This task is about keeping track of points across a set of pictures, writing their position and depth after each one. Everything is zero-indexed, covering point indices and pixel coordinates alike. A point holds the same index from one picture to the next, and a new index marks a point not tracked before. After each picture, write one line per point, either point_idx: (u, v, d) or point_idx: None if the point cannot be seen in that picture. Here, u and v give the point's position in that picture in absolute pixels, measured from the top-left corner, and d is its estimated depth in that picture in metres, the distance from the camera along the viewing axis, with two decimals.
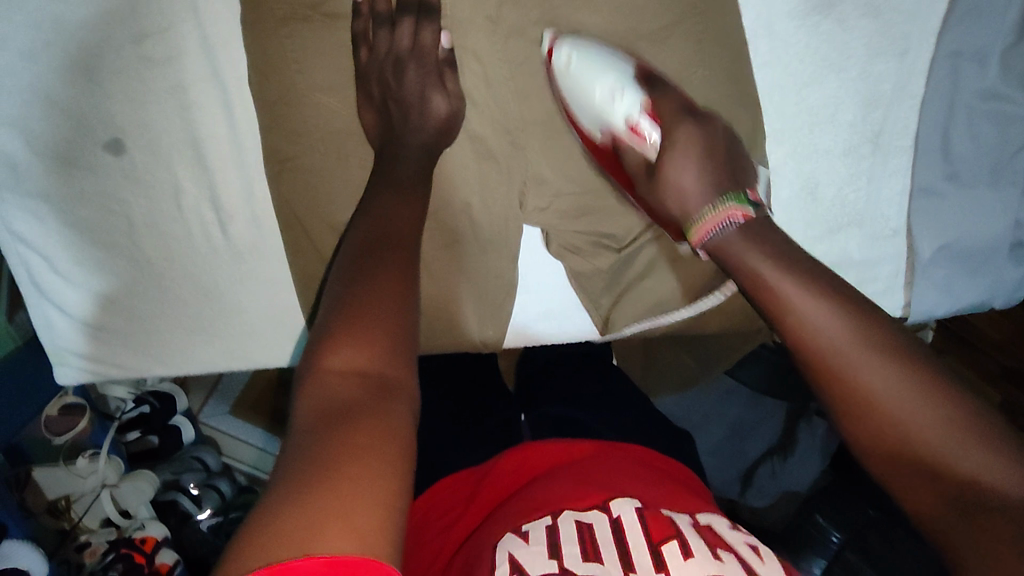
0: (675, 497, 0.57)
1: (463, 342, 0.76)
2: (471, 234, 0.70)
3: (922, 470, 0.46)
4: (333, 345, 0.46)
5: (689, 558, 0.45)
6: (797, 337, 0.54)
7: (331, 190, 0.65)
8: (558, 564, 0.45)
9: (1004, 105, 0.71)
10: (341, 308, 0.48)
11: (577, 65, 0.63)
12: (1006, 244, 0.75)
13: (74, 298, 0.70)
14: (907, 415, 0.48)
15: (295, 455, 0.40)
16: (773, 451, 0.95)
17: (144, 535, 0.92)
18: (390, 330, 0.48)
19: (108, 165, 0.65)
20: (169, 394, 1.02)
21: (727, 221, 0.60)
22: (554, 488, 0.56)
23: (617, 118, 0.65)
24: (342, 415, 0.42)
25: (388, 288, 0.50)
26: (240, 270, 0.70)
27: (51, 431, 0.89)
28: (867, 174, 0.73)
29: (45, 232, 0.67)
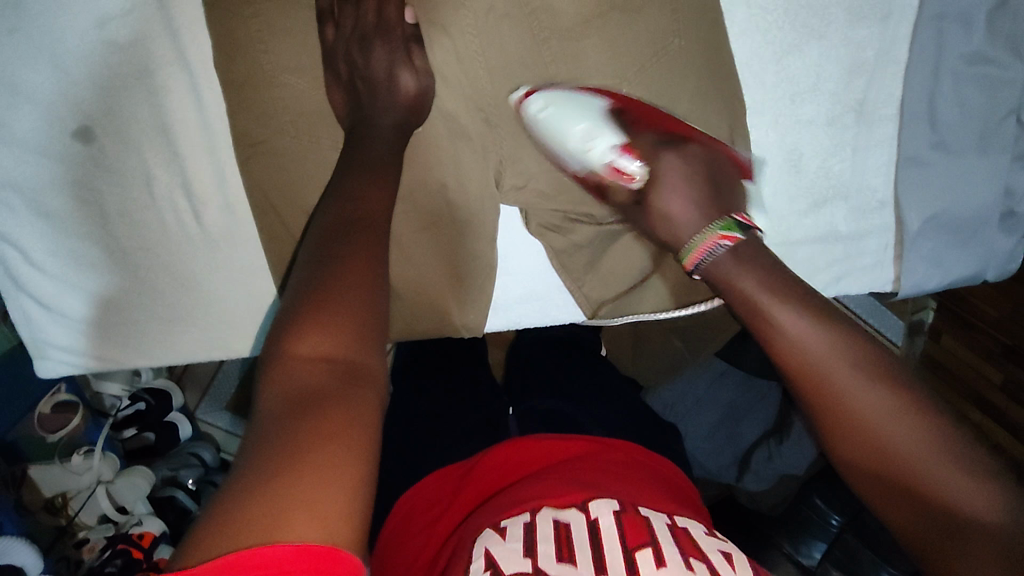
0: (652, 498, 0.56)
1: (445, 325, 0.76)
2: (449, 215, 0.69)
3: (908, 488, 0.45)
4: (303, 331, 0.45)
5: (661, 568, 0.44)
6: (777, 344, 0.53)
7: (303, 173, 0.64)
8: (532, 562, 0.45)
9: (991, 68, 0.69)
10: (306, 295, 0.47)
11: (551, 114, 0.64)
12: (995, 214, 0.74)
13: (49, 289, 0.69)
14: (882, 430, 0.47)
15: (260, 444, 0.39)
16: (769, 435, 0.97)
17: (141, 531, 0.93)
18: (362, 314, 0.47)
19: (79, 154, 0.64)
20: (164, 391, 1.03)
21: (716, 247, 0.59)
22: (537, 487, 0.55)
23: (598, 161, 0.67)
24: (296, 411, 0.40)
25: (357, 272, 0.49)
26: (217, 258, 0.70)
27: (45, 429, 0.93)
28: (851, 144, 0.72)
29: (19, 224, 0.66)
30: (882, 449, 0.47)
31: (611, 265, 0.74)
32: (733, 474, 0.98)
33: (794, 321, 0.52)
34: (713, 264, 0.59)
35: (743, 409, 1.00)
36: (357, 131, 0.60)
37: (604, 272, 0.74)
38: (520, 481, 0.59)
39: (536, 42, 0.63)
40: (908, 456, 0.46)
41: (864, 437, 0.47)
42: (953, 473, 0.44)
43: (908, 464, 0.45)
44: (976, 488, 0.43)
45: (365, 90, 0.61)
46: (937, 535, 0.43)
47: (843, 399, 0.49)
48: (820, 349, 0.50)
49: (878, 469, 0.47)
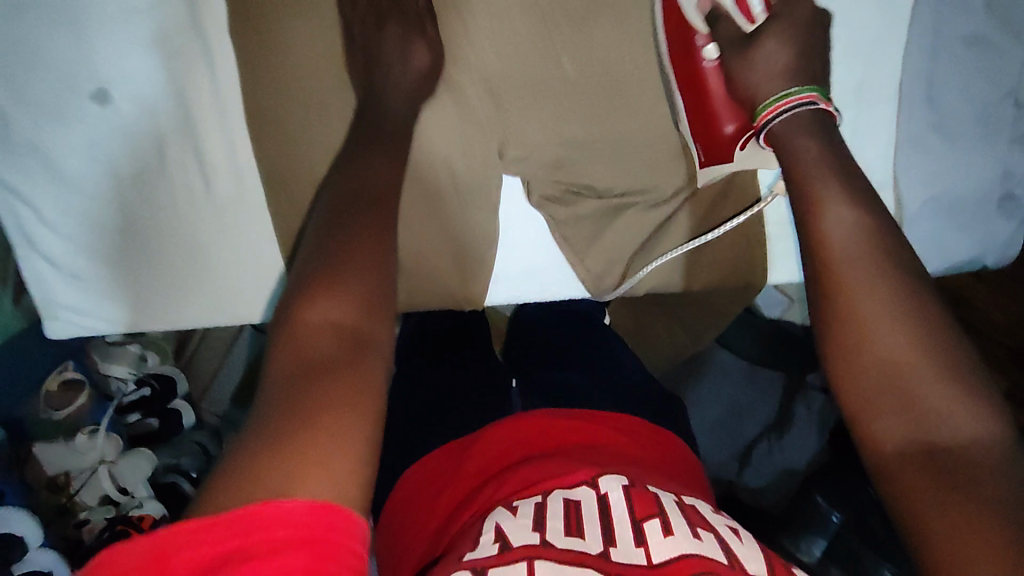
0: (659, 480, 0.56)
1: (447, 297, 0.77)
2: (452, 188, 0.71)
3: (907, 420, 0.46)
4: (308, 302, 0.44)
5: (669, 536, 0.46)
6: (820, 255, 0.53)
7: (309, 139, 0.66)
8: (540, 535, 0.45)
9: (988, 50, 0.70)
10: (323, 260, 0.47)
11: None
12: (994, 197, 0.75)
13: (60, 248, 0.71)
14: (900, 371, 0.47)
15: (263, 412, 0.39)
16: (769, 430, 1.02)
17: (142, 514, 0.95)
18: (368, 288, 0.46)
19: (94, 116, 0.66)
20: (170, 377, 1.08)
21: (809, 103, 0.59)
22: (547, 462, 0.56)
23: None
24: (298, 385, 0.40)
25: (363, 251, 0.48)
26: (224, 224, 0.71)
27: (52, 406, 0.98)
28: (851, 124, 0.72)
29: (34, 184, 0.68)
30: (885, 366, 0.48)
31: (612, 238, 0.75)
32: (734, 469, 1.02)
33: (829, 233, 0.54)
34: (795, 119, 0.59)
35: (746, 405, 1.05)
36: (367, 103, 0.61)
37: (604, 247, 0.75)
38: (528, 456, 0.59)
39: (540, 16, 0.65)
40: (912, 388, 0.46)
41: (875, 365, 0.48)
42: (948, 400, 0.45)
43: (907, 384, 0.47)
44: (974, 427, 0.44)
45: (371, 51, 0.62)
46: (919, 454, 0.45)
47: (857, 310, 0.50)
48: (853, 262, 0.52)
49: (883, 400, 0.47)
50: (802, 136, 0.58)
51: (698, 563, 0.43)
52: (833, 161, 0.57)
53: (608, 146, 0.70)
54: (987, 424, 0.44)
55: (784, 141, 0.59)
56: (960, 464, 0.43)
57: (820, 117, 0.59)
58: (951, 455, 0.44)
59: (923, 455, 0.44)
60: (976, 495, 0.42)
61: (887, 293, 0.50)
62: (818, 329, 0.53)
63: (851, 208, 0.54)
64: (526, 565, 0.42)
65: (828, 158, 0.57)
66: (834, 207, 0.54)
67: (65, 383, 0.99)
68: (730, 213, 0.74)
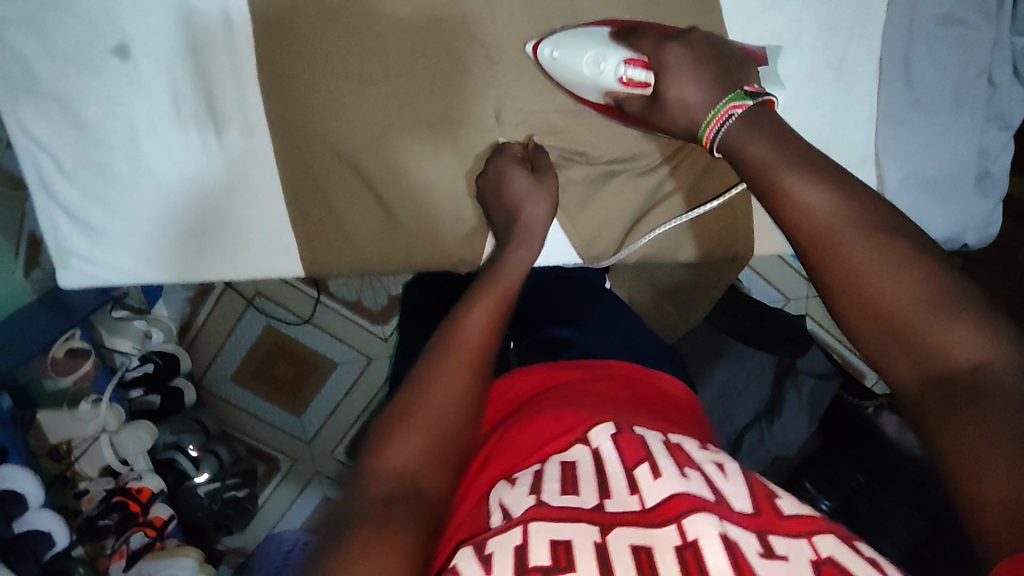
0: (647, 421, 0.52)
1: (443, 258, 0.80)
2: (451, 145, 0.74)
3: (915, 350, 0.46)
4: (390, 440, 0.47)
5: (659, 478, 0.42)
6: (796, 217, 0.52)
7: (321, 92, 0.71)
8: (537, 498, 0.42)
9: (961, 29, 0.74)
10: (409, 386, 0.51)
11: (560, 54, 0.67)
12: (971, 174, 0.78)
13: (76, 197, 0.74)
14: (897, 303, 0.47)
15: (344, 526, 0.42)
16: (760, 416, 0.99)
17: (140, 486, 1.06)
18: (444, 437, 0.48)
19: (114, 70, 0.70)
20: (173, 355, 1.14)
21: (729, 117, 0.58)
22: (532, 424, 0.51)
23: (610, 80, 0.66)
24: (359, 515, 0.42)
25: (440, 394, 0.50)
26: (233, 177, 0.75)
27: (57, 372, 0.99)
28: (832, 99, 0.75)
29: (56, 132, 0.72)
30: (884, 305, 0.47)
31: (602, 202, 0.79)
32: None
33: (793, 189, 0.53)
34: (727, 136, 0.58)
35: (738, 388, 1.00)
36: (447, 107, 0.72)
37: (594, 212, 0.79)
38: (516, 414, 0.55)
39: None
40: (910, 317, 0.46)
41: (872, 305, 0.48)
42: (953, 330, 0.44)
43: (910, 327, 0.46)
44: (982, 342, 0.44)
45: (394, 19, 0.69)
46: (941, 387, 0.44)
47: (850, 264, 0.49)
48: (835, 223, 0.50)
49: (887, 335, 0.47)
50: (749, 143, 0.56)
51: (686, 501, 0.40)
52: (788, 141, 0.56)
53: (598, 114, 0.74)
54: (997, 344, 0.43)
55: (735, 148, 0.57)
56: (983, 390, 0.42)
57: (752, 116, 0.58)
58: (971, 383, 0.43)
59: (939, 381, 0.44)
60: (1003, 418, 0.40)
61: (869, 241, 0.49)
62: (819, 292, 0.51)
63: (812, 176, 0.53)
64: (521, 530, 0.39)
65: (778, 155, 0.55)
66: (798, 181, 0.53)
67: (72, 352, 1.01)
68: (706, 196, 0.79)
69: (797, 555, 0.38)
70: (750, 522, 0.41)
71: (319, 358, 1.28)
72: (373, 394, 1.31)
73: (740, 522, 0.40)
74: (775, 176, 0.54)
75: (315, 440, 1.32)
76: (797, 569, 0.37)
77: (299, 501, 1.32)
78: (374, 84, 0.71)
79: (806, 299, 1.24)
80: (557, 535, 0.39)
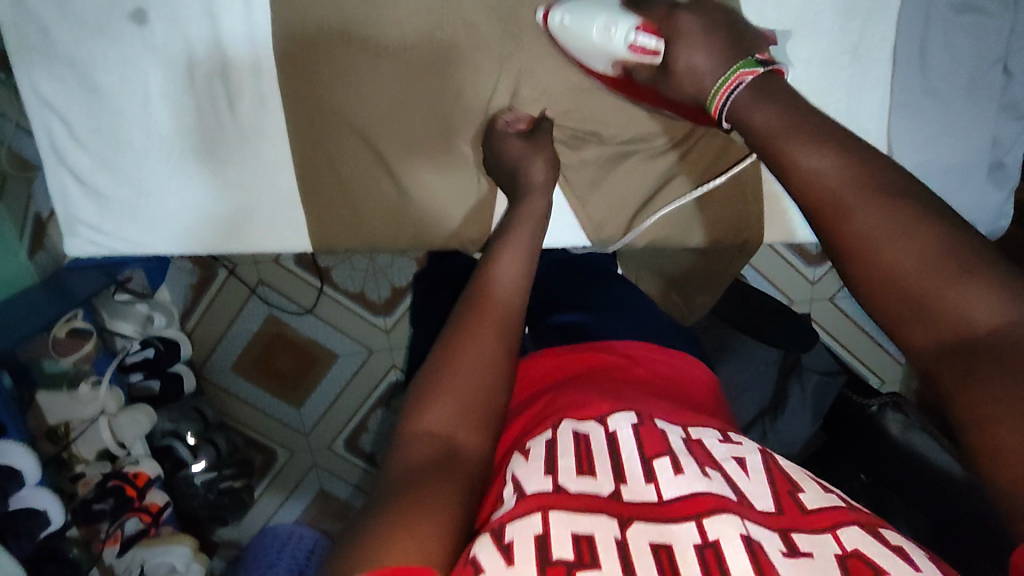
0: (669, 408, 0.50)
1: (451, 237, 0.81)
2: (462, 122, 0.74)
3: (925, 315, 0.41)
4: (424, 406, 0.46)
5: (680, 475, 0.40)
6: (799, 180, 0.48)
7: (336, 63, 0.70)
8: (552, 480, 0.39)
9: (978, 17, 0.73)
10: (438, 358, 0.50)
11: (571, 20, 0.66)
12: (985, 164, 0.78)
13: (87, 164, 0.75)
14: (906, 264, 0.42)
15: (378, 498, 0.40)
16: (765, 412, 0.91)
17: (137, 471, 1.03)
18: (476, 402, 0.47)
19: (130, 34, 0.70)
20: (175, 340, 1.12)
21: (739, 84, 0.54)
22: (555, 404, 0.50)
23: (620, 48, 0.64)
24: (399, 480, 0.41)
25: (473, 359, 0.49)
26: (244, 148, 0.75)
27: (59, 352, 0.95)
28: (846, 85, 0.76)
29: (70, 98, 0.72)
30: (891, 268, 0.42)
31: (614, 182, 0.79)
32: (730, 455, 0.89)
33: (799, 155, 0.48)
34: (735, 103, 0.54)
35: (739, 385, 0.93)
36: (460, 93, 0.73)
37: (605, 194, 0.79)
38: (541, 394, 0.54)
39: None
40: (919, 280, 0.41)
41: (879, 267, 0.43)
42: (968, 295, 0.39)
43: (923, 290, 0.41)
44: (1000, 304, 0.38)
45: None
46: (953, 361, 0.39)
47: (857, 230, 0.44)
48: (844, 187, 0.46)
49: (898, 300, 0.42)
50: (756, 108, 0.53)
51: (712, 501, 0.38)
52: (793, 106, 0.51)
53: (611, 94, 0.74)
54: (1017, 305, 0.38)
55: (742, 116, 0.54)
56: (998, 357, 0.37)
57: (763, 81, 0.54)
58: (986, 351, 0.38)
59: (954, 349, 0.39)
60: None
61: (874, 200, 0.44)
62: (830, 259, 0.47)
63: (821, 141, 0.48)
64: (540, 517, 0.36)
65: (788, 122, 0.50)
66: (806, 151, 0.48)
67: (73, 333, 0.96)
68: (715, 173, 0.78)
69: (824, 551, 0.36)
70: (772, 522, 0.38)
71: (321, 350, 1.24)
72: (375, 385, 1.26)
73: (764, 522, 0.38)
74: (776, 139, 0.50)
75: (313, 432, 1.29)
76: (824, 566, 0.34)
77: (286, 506, 1.28)
78: (388, 56, 0.71)
79: (811, 301, 1.22)
80: (577, 528, 0.36)
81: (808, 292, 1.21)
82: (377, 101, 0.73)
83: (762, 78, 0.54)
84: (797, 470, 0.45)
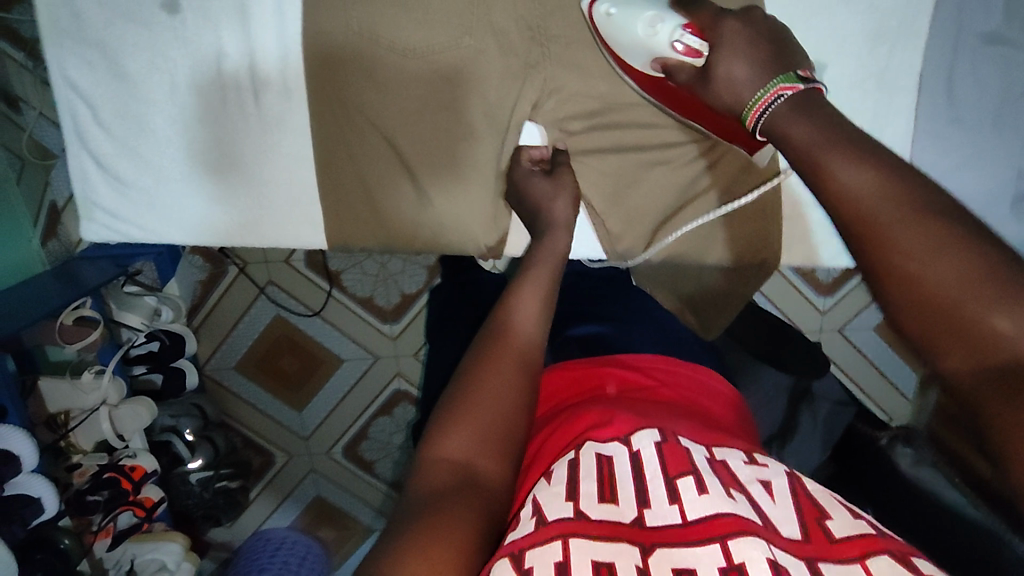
0: (691, 428, 0.49)
1: (468, 242, 0.80)
2: (486, 128, 0.74)
3: (962, 336, 0.36)
4: (444, 432, 0.45)
5: (703, 494, 0.39)
6: (828, 198, 0.44)
7: (365, 64, 0.70)
8: (574, 507, 0.38)
9: (1006, 49, 0.73)
10: (457, 376, 0.49)
11: (615, 12, 0.64)
12: (1007, 196, 0.77)
13: (110, 150, 0.76)
14: (933, 281, 0.38)
15: (396, 520, 0.39)
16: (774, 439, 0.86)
17: (134, 463, 1.00)
18: (496, 427, 0.45)
19: (162, 23, 0.70)
20: (180, 334, 1.10)
21: (778, 97, 0.51)
22: (578, 424, 0.48)
23: (664, 46, 0.61)
24: (421, 507, 0.40)
25: (495, 382, 0.48)
26: (266, 140, 0.75)
27: (64, 338, 0.93)
28: (872, 110, 0.76)
29: (97, 82, 0.73)
30: (921, 285, 0.38)
31: (637, 195, 0.79)
32: None
33: (833, 172, 0.44)
34: (771, 118, 0.51)
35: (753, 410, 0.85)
36: (486, 100, 0.73)
37: (626, 209, 0.79)
38: (567, 408, 0.53)
39: None
40: (952, 300, 0.37)
41: (907, 284, 0.39)
42: (1007, 319, 0.35)
43: (956, 310, 0.37)
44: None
45: None
46: (993, 393, 0.35)
47: (891, 244, 0.40)
48: (874, 203, 0.41)
49: (931, 322, 0.38)
50: (790, 122, 0.49)
51: (731, 524, 0.36)
52: (829, 122, 0.48)
53: (637, 108, 0.74)
54: None
55: (777, 132, 0.50)
56: None
57: (805, 99, 0.50)
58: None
59: (998, 377, 0.35)
60: None
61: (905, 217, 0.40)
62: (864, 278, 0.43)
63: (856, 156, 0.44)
64: (561, 545, 0.35)
65: (825, 136, 0.47)
66: (846, 166, 0.44)
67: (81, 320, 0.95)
68: (748, 187, 0.77)
69: None
70: (799, 549, 0.36)
71: (326, 354, 1.22)
72: (375, 395, 1.25)
73: (788, 549, 0.36)
74: (812, 155, 0.46)
75: (312, 438, 1.28)
76: None
77: (278, 513, 1.29)
78: (414, 57, 0.70)
79: (822, 331, 1.20)
80: (597, 555, 0.35)
81: (819, 321, 1.20)
82: (400, 105, 0.73)
83: (803, 93, 0.51)
84: (824, 491, 0.43)
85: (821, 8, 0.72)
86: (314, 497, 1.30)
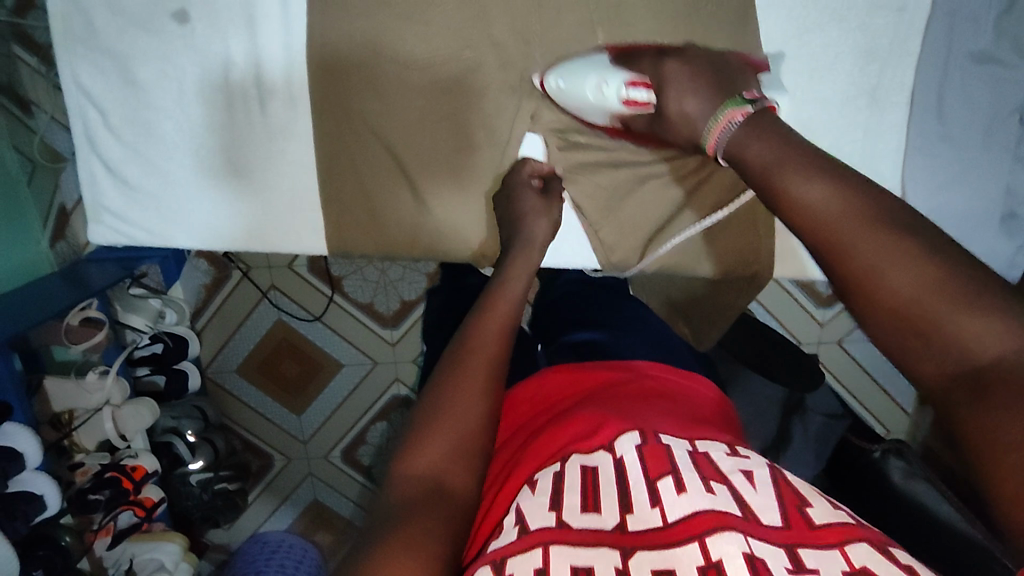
0: (675, 424, 0.50)
1: (464, 250, 0.82)
2: (486, 140, 0.76)
3: (927, 340, 0.38)
4: (417, 441, 0.45)
5: (682, 493, 0.40)
6: (791, 210, 0.46)
7: (368, 74, 0.73)
8: (556, 517, 0.40)
9: (998, 68, 0.74)
10: (436, 377, 0.50)
11: (564, 83, 0.69)
12: (997, 213, 0.78)
13: (120, 155, 0.78)
14: (897, 286, 0.40)
15: (369, 529, 0.40)
16: None
17: (135, 464, 1.00)
18: (466, 442, 0.46)
19: (172, 33, 0.73)
20: (183, 337, 1.11)
21: (732, 122, 0.54)
22: (566, 432, 0.49)
23: (615, 103, 0.66)
24: (390, 515, 0.41)
25: (474, 386, 0.49)
26: (272, 148, 0.77)
27: (69, 339, 0.95)
28: (863, 126, 0.78)
29: (108, 88, 0.75)
30: (884, 292, 0.40)
31: (631, 207, 0.80)
32: None
33: (800, 181, 0.46)
34: (730, 140, 0.54)
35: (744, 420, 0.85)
36: (485, 111, 0.75)
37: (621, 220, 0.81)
38: (554, 415, 0.54)
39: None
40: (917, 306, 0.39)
41: (873, 290, 0.41)
42: (972, 321, 0.37)
43: (918, 313, 0.39)
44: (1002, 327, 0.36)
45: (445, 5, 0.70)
46: (958, 392, 0.36)
47: (850, 254, 0.42)
48: (841, 213, 0.43)
49: (896, 325, 0.40)
50: (752, 140, 0.52)
51: (712, 519, 0.38)
52: (791, 139, 0.50)
53: None
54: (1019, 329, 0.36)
55: (737, 151, 0.53)
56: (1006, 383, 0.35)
57: (757, 118, 0.53)
58: (996, 377, 0.35)
59: (967, 377, 0.36)
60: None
61: (867, 229, 0.42)
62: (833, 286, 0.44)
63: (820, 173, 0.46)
64: (541, 552, 0.37)
65: (784, 155, 0.49)
66: (804, 182, 0.46)
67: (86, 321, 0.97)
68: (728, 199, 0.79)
69: (829, 568, 0.35)
70: (780, 536, 0.38)
71: (327, 358, 1.24)
72: (375, 400, 1.26)
73: (769, 536, 0.38)
74: (778, 171, 0.48)
75: (311, 441, 1.29)
76: None
77: (278, 512, 1.30)
78: (416, 69, 0.73)
79: (819, 343, 1.21)
80: (577, 561, 0.36)
81: (817, 333, 1.21)
82: (401, 115, 0.75)
83: (753, 114, 0.54)
84: (805, 486, 0.44)
85: (812, 27, 0.74)
86: (311, 499, 1.31)
